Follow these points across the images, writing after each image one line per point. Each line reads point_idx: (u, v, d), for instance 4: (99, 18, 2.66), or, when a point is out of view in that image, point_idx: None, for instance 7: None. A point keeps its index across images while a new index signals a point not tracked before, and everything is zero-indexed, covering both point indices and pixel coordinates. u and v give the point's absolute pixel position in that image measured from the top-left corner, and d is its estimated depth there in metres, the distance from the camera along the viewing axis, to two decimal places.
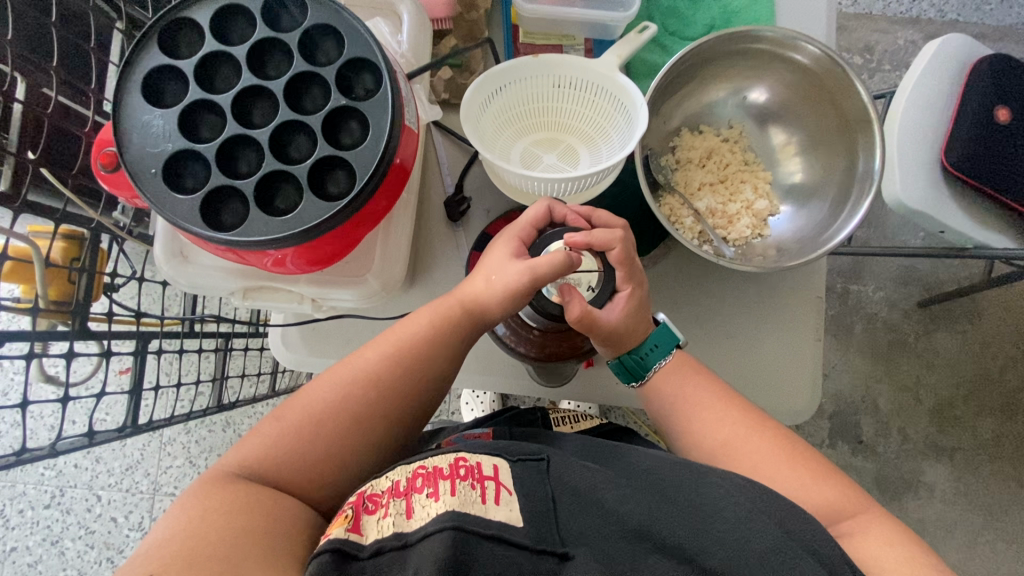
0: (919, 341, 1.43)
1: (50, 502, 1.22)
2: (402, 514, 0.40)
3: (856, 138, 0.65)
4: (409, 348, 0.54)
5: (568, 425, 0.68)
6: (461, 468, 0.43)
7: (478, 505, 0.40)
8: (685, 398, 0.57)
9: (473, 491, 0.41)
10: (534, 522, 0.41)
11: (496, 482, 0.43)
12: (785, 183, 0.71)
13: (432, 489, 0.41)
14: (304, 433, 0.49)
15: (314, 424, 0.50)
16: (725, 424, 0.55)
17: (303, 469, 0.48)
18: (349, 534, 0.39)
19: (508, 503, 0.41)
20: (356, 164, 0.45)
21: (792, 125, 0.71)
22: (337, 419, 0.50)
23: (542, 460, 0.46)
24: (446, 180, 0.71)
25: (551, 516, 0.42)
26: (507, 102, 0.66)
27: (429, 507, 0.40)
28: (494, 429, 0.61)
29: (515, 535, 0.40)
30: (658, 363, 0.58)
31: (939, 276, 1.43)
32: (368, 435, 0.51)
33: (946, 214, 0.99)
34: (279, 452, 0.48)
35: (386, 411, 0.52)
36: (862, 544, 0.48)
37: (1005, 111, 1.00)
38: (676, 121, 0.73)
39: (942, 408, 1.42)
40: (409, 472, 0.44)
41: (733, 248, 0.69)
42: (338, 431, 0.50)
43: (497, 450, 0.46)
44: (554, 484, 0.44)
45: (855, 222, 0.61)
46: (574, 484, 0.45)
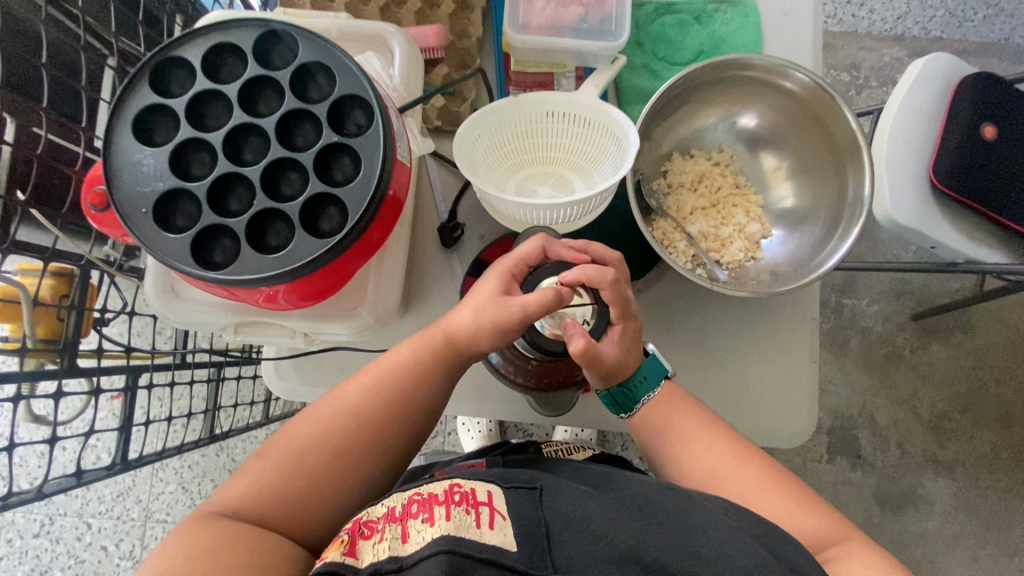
0: (914, 355, 1.44)
1: (39, 531, 1.20)
2: (398, 539, 0.39)
3: (845, 162, 0.65)
4: (392, 379, 0.54)
5: (564, 454, 0.68)
6: (456, 494, 0.43)
7: (473, 529, 0.40)
8: (674, 425, 0.57)
9: (467, 516, 0.41)
10: (527, 546, 0.40)
11: (489, 508, 0.42)
12: (776, 207, 0.72)
13: (428, 514, 0.41)
14: (289, 469, 0.49)
15: (300, 459, 0.49)
16: (712, 453, 0.55)
17: (288, 506, 0.48)
18: (345, 558, 0.38)
19: (502, 528, 0.41)
20: (348, 201, 0.45)
21: (781, 149, 0.72)
22: (324, 454, 0.50)
23: (536, 489, 0.46)
24: (440, 206, 0.72)
25: (543, 541, 0.41)
26: (499, 132, 0.67)
27: (424, 531, 0.39)
28: (489, 459, 0.60)
29: (509, 559, 0.39)
30: (647, 395, 0.58)
31: (932, 288, 1.45)
32: (355, 469, 0.50)
33: (937, 230, 1.00)
34: (265, 488, 0.48)
35: (372, 444, 0.51)
36: (859, 570, 0.48)
37: (991, 128, 1.02)
38: (667, 146, 0.74)
39: (939, 421, 1.42)
40: (404, 499, 0.43)
41: (726, 272, 0.69)
42: (325, 466, 0.49)
43: (491, 479, 0.46)
44: (547, 511, 0.44)
45: (846, 246, 0.61)
46: (565, 512, 0.44)
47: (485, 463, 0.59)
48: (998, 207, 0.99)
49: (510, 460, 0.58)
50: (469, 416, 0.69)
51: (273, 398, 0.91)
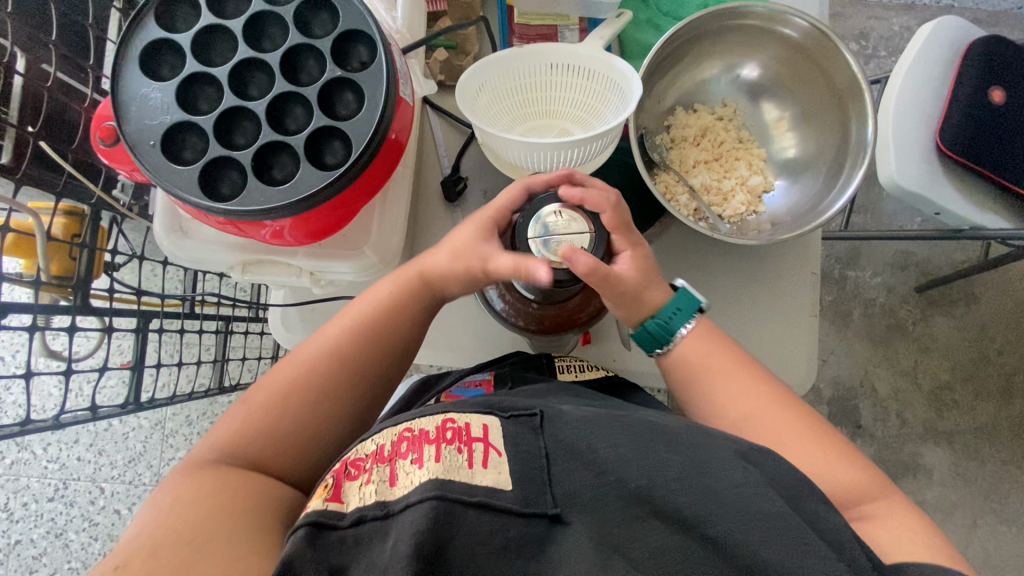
0: (917, 326, 1.44)
1: (54, 495, 1.23)
2: (385, 482, 0.40)
3: (847, 109, 0.65)
4: (369, 319, 0.55)
5: (572, 373, 0.61)
6: (448, 431, 0.43)
7: (464, 470, 0.40)
8: (711, 369, 0.56)
9: (459, 456, 0.41)
10: (522, 485, 0.40)
11: (484, 444, 0.42)
12: (779, 158, 0.72)
13: (417, 456, 0.41)
14: (272, 410, 0.50)
15: (281, 398, 0.50)
16: (749, 397, 0.54)
17: (274, 445, 0.48)
18: (329, 504, 0.38)
19: (496, 466, 0.41)
20: (352, 134, 0.45)
21: (784, 100, 0.72)
22: (304, 391, 0.51)
23: (535, 416, 0.46)
24: (443, 160, 0.73)
25: (542, 472, 0.42)
26: (503, 83, 0.67)
27: (413, 474, 0.40)
28: (495, 378, 0.58)
29: (502, 500, 0.39)
30: (681, 328, 0.57)
31: (935, 260, 1.45)
32: (335, 406, 0.51)
33: (941, 194, 0.99)
34: (249, 431, 0.49)
35: (350, 376, 0.52)
36: (854, 504, 0.49)
37: (1000, 92, 1.01)
38: (670, 100, 0.74)
39: (940, 392, 1.43)
40: (394, 435, 0.44)
41: (728, 224, 0.69)
42: (306, 402, 0.50)
43: (488, 407, 0.46)
44: (547, 440, 0.44)
45: (849, 193, 0.61)
46: (569, 442, 0.44)
47: (491, 385, 0.57)
48: (1003, 171, 0.99)
49: (515, 380, 0.57)
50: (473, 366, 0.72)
51: (281, 358, 0.93)
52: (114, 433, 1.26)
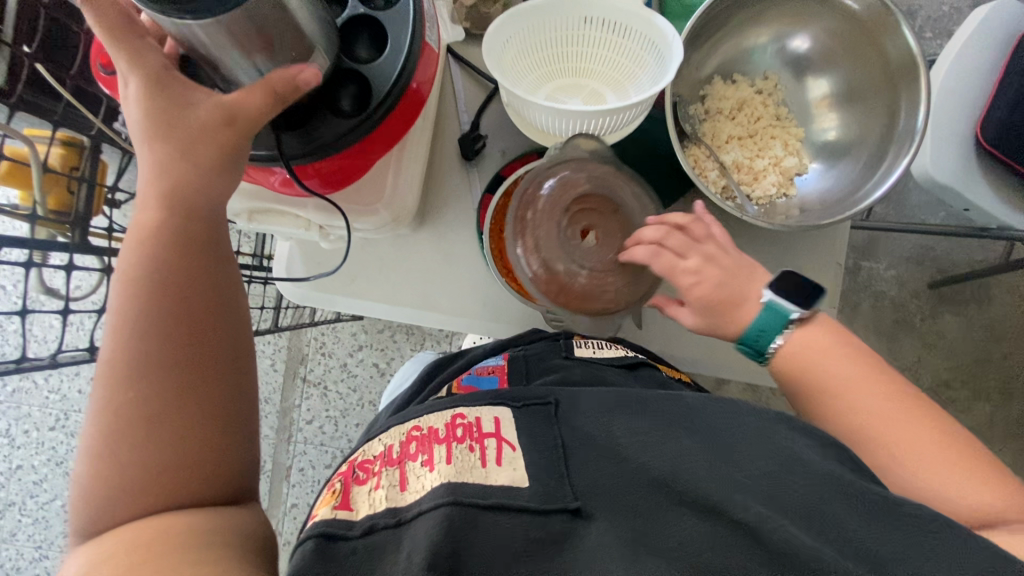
0: (925, 323, 1.43)
1: (55, 424, 1.24)
2: (396, 486, 0.41)
3: (898, 91, 0.61)
4: (157, 270, 0.39)
5: (587, 349, 0.62)
6: (458, 429, 0.45)
7: (478, 470, 0.41)
8: (839, 382, 0.51)
9: (472, 456, 0.42)
10: (538, 483, 0.41)
11: (496, 441, 0.44)
12: (817, 140, 0.68)
13: (427, 457, 0.43)
14: (113, 451, 0.36)
15: (122, 421, 0.37)
16: (876, 403, 0.50)
17: (155, 451, 0.36)
18: (339, 511, 0.39)
19: (510, 462, 0.42)
20: (371, 80, 0.42)
21: (831, 77, 0.67)
22: (142, 385, 0.37)
23: (549, 405, 0.49)
24: (463, 116, 0.70)
25: (559, 465, 0.42)
26: (535, 36, 0.63)
27: (424, 478, 0.41)
28: (509, 367, 0.60)
29: (518, 500, 0.39)
30: (773, 344, 0.55)
31: (952, 257, 1.43)
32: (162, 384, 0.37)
33: (975, 190, 0.95)
34: (108, 492, 0.36)
35: (193, 331, 0.39)
36: None
37: None
38: (709, 68, 0.69)
39: (939, 390, 1.42)
40: (403, 435, 0.47)
41: (756, 206, 0.66)
42: (147, 392, 0.37)
43: (497, 401, 0.49)
44: (562, 431, 0.46)
45: (888, 183, 0.58)
46: (587, 432, 0.45)
47: (504, 373, 0.59)
48: None
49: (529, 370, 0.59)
50: (477, 332, 0.72)
51: (283, 307, 0.92)
52: None
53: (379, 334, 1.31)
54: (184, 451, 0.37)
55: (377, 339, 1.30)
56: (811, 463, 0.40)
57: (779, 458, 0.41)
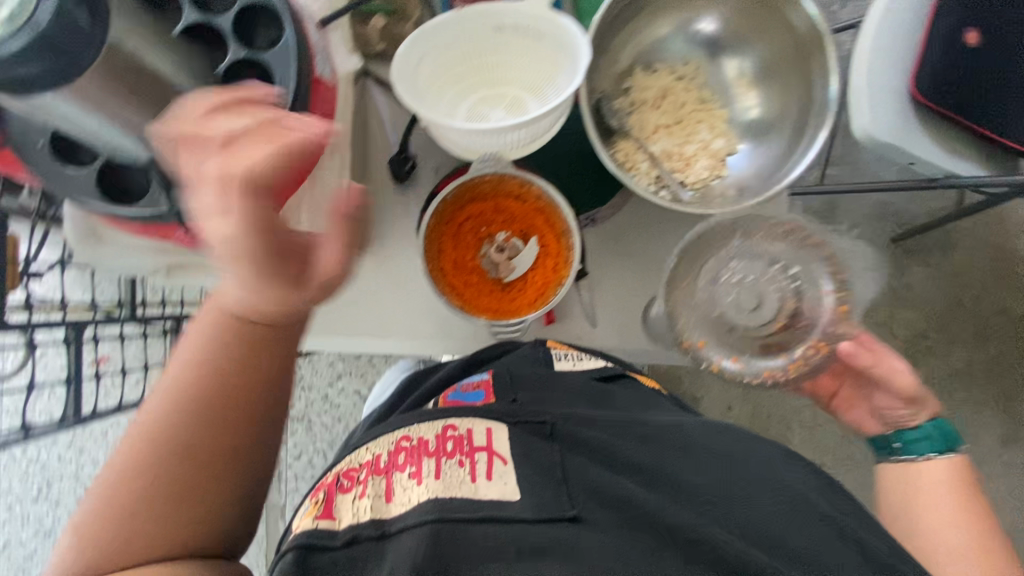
0: (893, 277, 1.45)
1: (38, 495, 1.21)
2: (380, 497, 0.46)
3: (809, 62, 0.61)
4: (220, 348, 0.43)
5: (569, 361, 0.65)
6: (448, 441, 0.50)
7: (467, 484, 0.47)
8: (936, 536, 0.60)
9: (462, 470, 0.48)
10: (532, 499, 0.46)
11: (485, 454, 0.49)
12: (742, 119, 0.68)
13: (416, 470, 0.48)
14: (104, 528, 0.41)
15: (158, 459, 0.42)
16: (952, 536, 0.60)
17: (174, 492, 0.42)
18: (321, 521, 0.44)
19: (501, 475, 0.48)
20: None
21: (745, 55, 0.68)
22: (152, 487, 0.42)
23: (544, 424, 0.52)
24: (390, 135, 0.71)
25: (556, 474, 0.48)
26: (447, 53, 0.63)
27: (410, 491, 0.46)
28: (493, 379, 0.60)
29: (512, 512, 0.45)
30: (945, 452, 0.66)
31: (912, 210, 1.44)
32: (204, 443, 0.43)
33: (916, 145, 0.97)
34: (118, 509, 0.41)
35: (219, 418, 0.44)
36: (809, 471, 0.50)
37: (975, 34, 0.95)
38: (628, 60, 0.69)
39: (916, 341, 1.45)
40: (393, 442, 0.51)
41: (691, 193, 0.66)
42: (152, 497, 0.42)
43: (488, 413, 0.53)
44: (557, 447, 0.50)
45: (810, 155, 0.58)
46: (589, 443, 0.51)
47: (489, 386, 0.59)
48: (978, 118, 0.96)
49: (517, 382, 0.59)
50: (436, 351, 0.71)
51: None
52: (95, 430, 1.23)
53: (357, 360, 1.30)
54: (167, 551, 0.42)
55: (355, 365, 1.29)
56: (797, 493, 0.50)
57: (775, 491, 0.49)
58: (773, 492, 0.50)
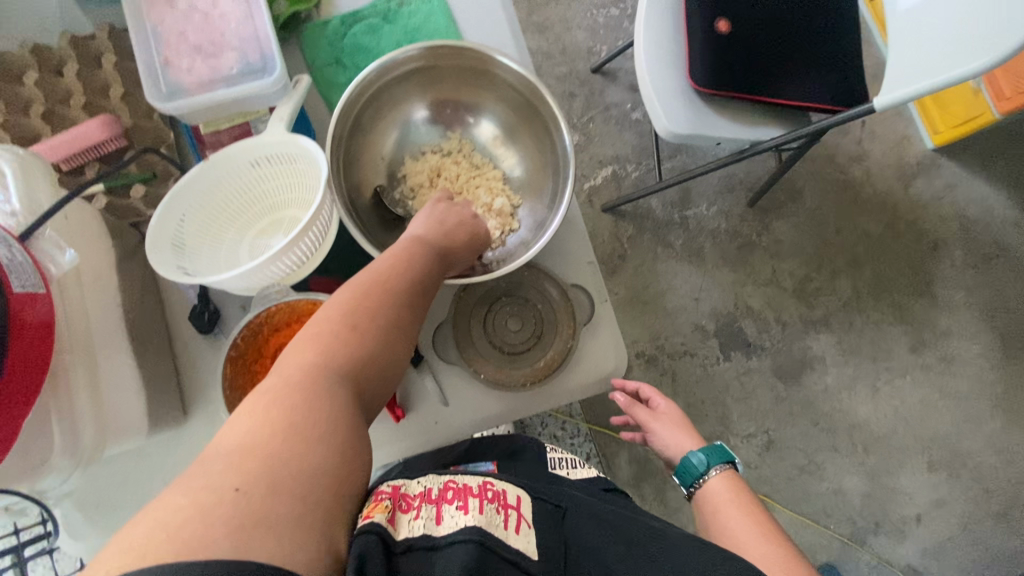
0: (762, 236, 1.55)
1: None
2: (432, 519, 0.44)
3: (538, 111, 0.67)
4: (360, 321, 0.48)
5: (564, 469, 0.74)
6: (489, 491, 0.48)
7: (501, 529, 0.45)
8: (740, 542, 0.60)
9: (498, 516, 0.46)
10: (548, 556, 0.46)
11: (517, 511, 0.48)
12: (510, 171, 0.74)
13: (462, 503, 0.45)
14: (265, 439, 0.36)
15: (304, 401, 0.40)
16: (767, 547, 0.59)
17: (303, 433, 0.37)
18: (387, 524, 0.41)
19: (527, 533, 0.47)
20: None
21: (485, 116, 0.73)
22: (319, 388, 0.41)
23: (559, 508, 0.52)
24: (186, 290, 0.68)
25: (561, 559, 0.48)
26: (209, 205, 0.64)
27: (458, 516, 0.44)
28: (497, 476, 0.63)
29: (530, 568, 0.44)
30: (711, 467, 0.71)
31: (754, 174, 1.57)
32: (338, 400, 0.41)
33: (714, 128, 1.06)
34: (255, 439, 0.36)
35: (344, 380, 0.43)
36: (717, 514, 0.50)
37: (723, 23, 1.06)
38: (392, 152, 0.73)
39: (804, 286, 1.54)
40: (439, 483, 0.48)
41: (491, 253, 0.70)
42: (336, 394, 0.42)
43: (520, 483, 0.52)
44: (566, 530, 0.50)
45: (568, 193, 0.63)
46: (588, 523, 0.52)
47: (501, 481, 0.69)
48: (757, 88, 1.05)
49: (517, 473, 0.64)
50: None
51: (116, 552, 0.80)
52: None
53: None
54: (310, 508, 0.34)
55: None
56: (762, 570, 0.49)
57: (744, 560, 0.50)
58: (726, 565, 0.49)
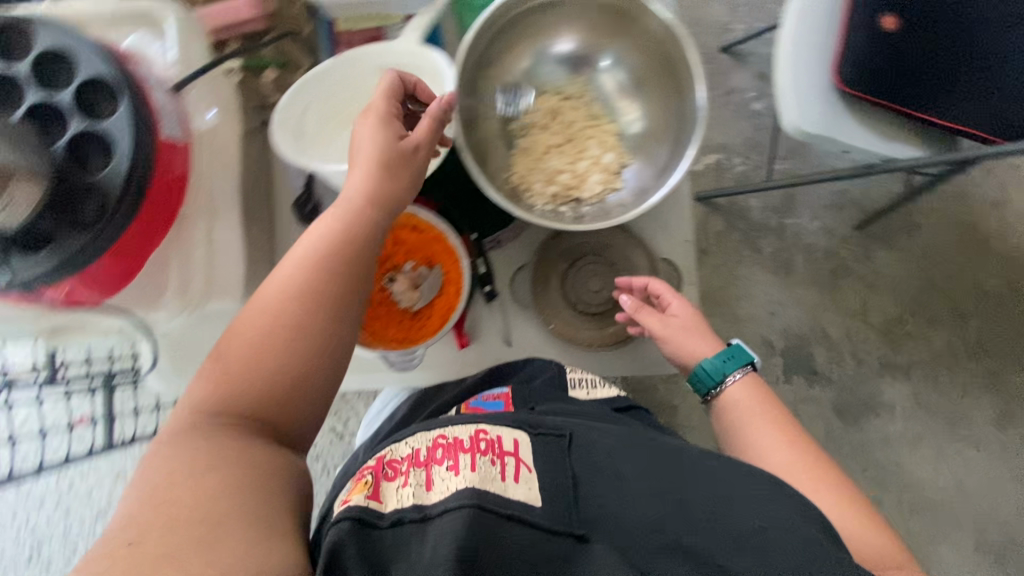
0: (861, 264, 1.44)
1: (30, 558, 1.19)
2: (421, 486, 0.46)
3: (676, 70, 0.64)
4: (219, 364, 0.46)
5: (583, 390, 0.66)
6: (482, 442, 0.49)
7: (497, 481, 0.45)
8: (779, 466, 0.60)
9: (493, 467, 0.47)
10: (550, 501, 0.46)
11: (514, 458, 0.48)
12: (629, 130, 0.70)
13: (453, 463, 0.47)
14: (177, 491, 0.38)
15: (202, 442, 0.42)
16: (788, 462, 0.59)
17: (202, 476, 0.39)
18: (370, 501, 0.44)
19: (527, 481, 0.47)
20: (105, 186, 0.43)
21: (616, 65, 0.70)
22: (200, 433, 0.42)
23: (564, 437, 0.52)
24: (294, 179, 0.71)
25: (569, 491, 0.47)
26: (331, 101, 0.65)
27: (449, 479, 0.45)
28: (514, 393, 0.64)
29: (534, 516, 0.44)
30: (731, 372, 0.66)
31: (871, 196, 1.44)
32: (235, 436, 0.43)
33: (848, 132, 0.91)
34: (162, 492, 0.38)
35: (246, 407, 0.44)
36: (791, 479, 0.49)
37: (894, 17, 0.90)
38: (513, 83, 0.71)
39: (892, 326, 1.42)
40: (432, 444, 0.51)
41: (588, 208, 0.68)
42: (233, 436, 0.43)
43: (518, 425, 0.53)
44: (572, 460, 0.50)
45: (687, 160, 0.60)
46: (593, 457, 0.50)
47: (509, 400, 0.63)
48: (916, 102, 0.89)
49: (532, 396, 0.63)
50: (359, 387, 0.71)
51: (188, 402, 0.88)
52: (78, 490, 1.21)
53: None
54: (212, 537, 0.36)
55: None
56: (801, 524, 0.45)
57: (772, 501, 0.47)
58: (762, 497, 0.47)
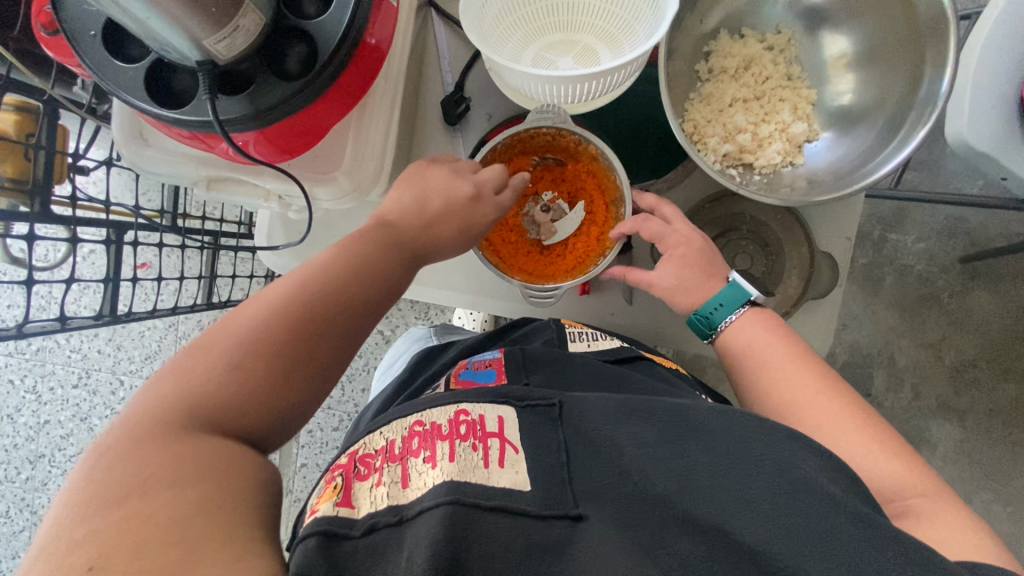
0: (952, 299, 1.32)
1: (77, 382, 1.25)
2: (397, 484, 0.38)
3: (922, 49, 0.55)
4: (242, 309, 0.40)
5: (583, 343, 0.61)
6: (461, 425, 0.42)
7: (480, 470, 0.39)
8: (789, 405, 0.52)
9: (474, 454, 0.40)
10: (541, 487, 0.39)
11: (499, 440, 0.41)
12: (832, 103, 0.62)
13: (430, 454, 0.40)
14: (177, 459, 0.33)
15: (221, 397, 0.36)
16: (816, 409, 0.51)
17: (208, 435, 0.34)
18: (338, 509, 0.36)
19: (513, 465, 0.40)
20: (319, 37, 0.39)
21: (849, 27, 0.61)
22: (224, 388, 0.36)
23: (553, 406, 0.45)
24: (446, 77, 0.66)
25: (562, 471, 0.40)
26: None
27: (426, 475, 0.38)
28: (505, 360, 0.55)
29: (521, 502, 0.38)
30: (726, 319, 0.57)
31: (987, 231, 1.30)
32: (269, 388, 0.38)
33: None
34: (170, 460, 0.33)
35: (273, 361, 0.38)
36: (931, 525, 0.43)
37: None
38: (714, 21, 0.63)
39: (961, 368, 1.31)
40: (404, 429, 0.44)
41: (757, 177, 0.61)
42: (255, 390, 0.37)
43: (498, 398, 0.45)
44: (566, 433, 0.43)
45: (904, 153, 0.52)
46: (592, 435, 0.43)
47: (501, 367, 0.54)
48: None
49: (528, 360, 0.55)
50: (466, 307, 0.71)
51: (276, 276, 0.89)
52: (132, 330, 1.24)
53: None
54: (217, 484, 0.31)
55: None
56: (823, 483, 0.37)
57: (786, 470, 0.38)
58: (776, 468, 0.38)
